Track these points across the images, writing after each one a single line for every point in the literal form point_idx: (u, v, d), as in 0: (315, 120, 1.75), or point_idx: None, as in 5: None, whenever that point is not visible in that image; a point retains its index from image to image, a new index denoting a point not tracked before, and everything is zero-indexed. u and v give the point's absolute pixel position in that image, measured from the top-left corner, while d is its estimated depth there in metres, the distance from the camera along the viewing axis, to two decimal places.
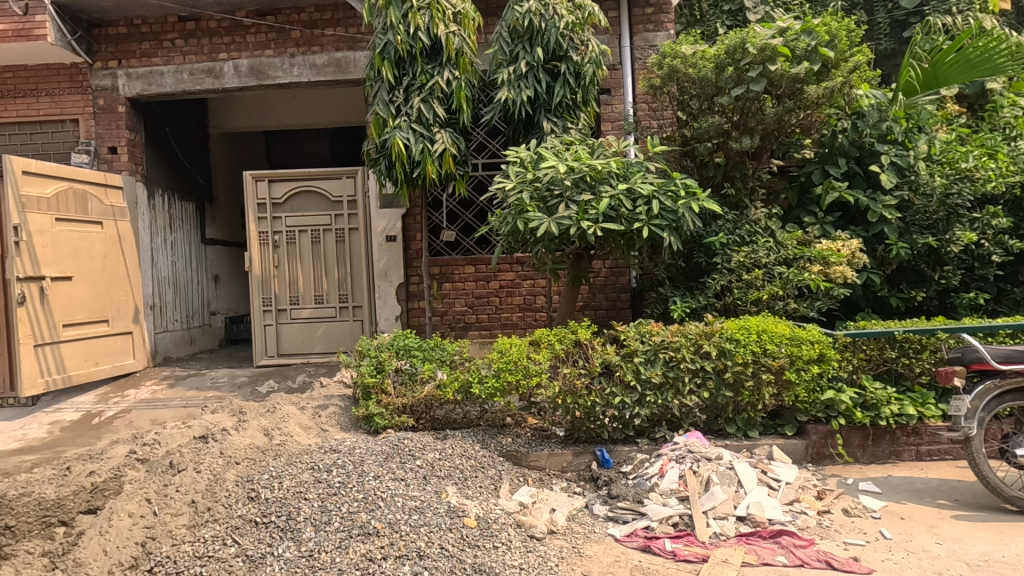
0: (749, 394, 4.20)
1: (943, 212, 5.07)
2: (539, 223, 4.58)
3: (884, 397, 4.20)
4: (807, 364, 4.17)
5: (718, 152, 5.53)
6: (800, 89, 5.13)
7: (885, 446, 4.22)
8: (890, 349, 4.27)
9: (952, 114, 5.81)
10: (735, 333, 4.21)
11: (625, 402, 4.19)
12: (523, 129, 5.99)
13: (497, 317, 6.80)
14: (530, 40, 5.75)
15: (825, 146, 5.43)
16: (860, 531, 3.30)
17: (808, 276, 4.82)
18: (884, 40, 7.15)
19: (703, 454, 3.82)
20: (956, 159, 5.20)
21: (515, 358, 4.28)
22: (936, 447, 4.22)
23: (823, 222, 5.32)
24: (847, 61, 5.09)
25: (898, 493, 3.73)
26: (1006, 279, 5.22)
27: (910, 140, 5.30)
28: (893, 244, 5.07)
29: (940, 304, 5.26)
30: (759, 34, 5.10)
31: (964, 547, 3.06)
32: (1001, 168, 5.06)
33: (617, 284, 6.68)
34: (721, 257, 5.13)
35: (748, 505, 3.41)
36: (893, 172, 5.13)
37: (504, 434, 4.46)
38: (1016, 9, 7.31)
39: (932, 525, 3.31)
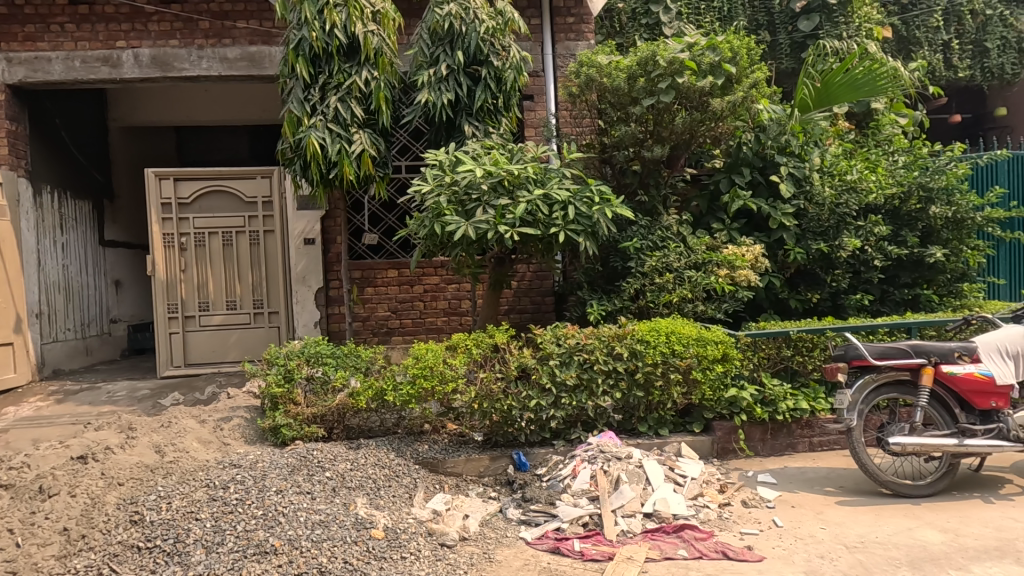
0: (658, 394, 4.36)
1: (833, 220, 5.48)
2: (456, 228, 4.60)
3: (781, 393, 4.46)
4: (712, 364, 4.37)
5: (634, 160, 5.75)
6: (706, 102, 5.39)
7: (782, 439, 4.50)
8: (785, 348, 4.56)
9: (843, 130, 6.30)
10: (645, 334, 4.35)
11: (541, 404, 4.24)
12: (445, 133, 5.96)
13: (421, 322, 6.69)
14: (451, 44, 5.71)
15: (731, 156, 5.73)
16: (755, 521, 3.48)
17: (714, 279, 5.08)
18: (784, 60, 7.70)
19: (614, 453, 3.92)
20: (844, 172, 5.64)
21: (431, 363, 4.22)
22: (827, 438, 4.54)
23: (729, 228, 5.61)
24: (748, 77, 5.40)
25: (792, 483, 3.97)
26: (889, 281, 5.67)
27: (806, 152, 5.66)
28: (791, 249, 5.43)
29: (832, 304, 5.66)
30: (669, 48, 5.32)
31: (844, 530, 3.29)
32: (880, 181, 5.53)
33: (541, 288, 6.76)
34: (635, 261, 5.33)
35: (654, 502, 3.51)
36: (791, 182, 5.48)
37: (421, 441, 4.38)
38: (897, 36, 8.04)
39: (818, 511, 3.54)
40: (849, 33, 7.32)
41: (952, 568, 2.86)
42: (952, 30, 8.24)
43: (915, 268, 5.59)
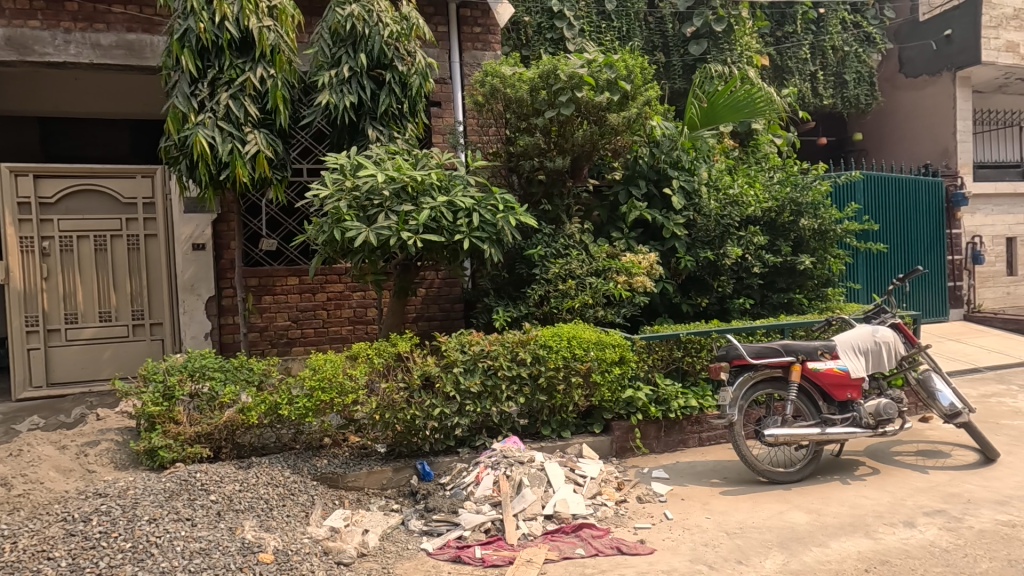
0: (561, 397, 4.47)
1: (719, 230, 5.91)
2: (357, 233, 4.50)
3: (673, 392, 4.74)
4: (611, 366, 4.56)
5: (539, 170, 5.92)
6: (604, 116, 5.63)
7: (674, 436, 4.77)
8: (676, 350, 4.86)
9: (728, 147, 6.84)
10: (547, 340, 4.46)
11: (444, 412, 4.21)
12: (349, 135, 5.81)
13: (324, 331, 6.42)
14: (354, 45, 5.56)
15: (629, 168, 6.05)
16: (647, 516, 3.65)
17: (613, 286, 5.31)
18: (677, 80, 8.29)
19: (517, 458, 3.97)
20: (726, 186, 6.09)
21: (329, 374, 4.06)
22: (713, 433, 4.88)
23: (627, 237, 5.92)
24: (642, 94, 5.70)
25: (682, 476, 4.22)
26: (768, 287, 6.21)
27: (695, 166, 6.10)
28: (682, 257, 5.83)
29: (720, 308, 6.11)
30: (569, 63, 5.53)
31: (726, 518, 3.54)
32: (758, 196, 6.03)
33: (450, 296, 6.73)
34: (540, 268, 5.50)
35: (554, 504, 3.59)
36: (681, 195, 5.91)
37: (320, 456, 4.20)
38: (773, 65, 8.98)
39: (704, 502, 3.78)
40: (733, 60, 7.98)
41: (814, 545, 3.14)
42: (818, 63, 9.24)
43: (789, 275, 6.16)
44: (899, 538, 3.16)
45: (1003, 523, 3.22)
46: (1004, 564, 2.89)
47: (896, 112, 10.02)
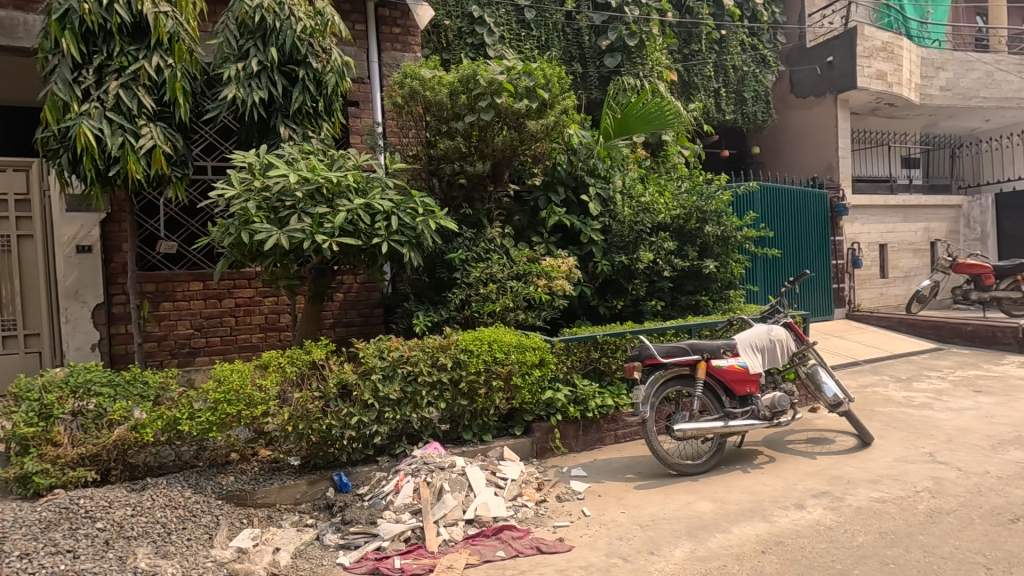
0: (482, 401, 4.48)
1: (633, 235, 6.18)
2: (266, 236, 4.27)
3: (590, 392, 4.90)
4: (531, 369, 4.64)
5: (460, 174, 5.96)
6: (523, 123, 5.71)
7: (592, 434, 4.92)
8: (593, 351, 5.03)
9: (641, 156, 7.18)
10: (469, 344, 4.46)
11: (363, 421, 4.08)
12: (258, 132, 5.53)
13: (232, 340, 6.03)
14: (263, 39, 5.29)
15: (548, 175, 6.21)
16: (566, 514, 3.74)
17: (533, 289, 5.40)
18: (593, 91, 8.61)
19: (438, 464, 3.94)
20: (639, 194, 6.38)
21: (236, 386, 3.81)
22: (628, 429, 5.08)
23: (548, 242, 6.06)
24: (559, 103, 5.83)
25: (599, 474, 4.36)
26: (678, 289, 6.57)
27: (609, 174, 6.36)
28: (598, 261, 6.06)
29: (634, 310, 6.38)
30: (488, 69, 5.56)
31: (639, 511, 3.69)
32: (667, 204, 6.37)
33: (370, 301, 6.56)
34: (460, 272, 5.51)
35: (475, 507, 3.59)
36: (598, 202, 6.15)
37: (226, 473, 3.95)
38: (682, 80, 9.59)
39: (620, 497, 3.92)
40: (645, 74, 8.41)
41: (718, 531, 3.34)
42: (721, 80, 9.93)
43: (697, 279, 6.52)
44: (791, 519, 3.42)
45: (877, 500, 3.58)
46: (877, 535, 3.14)
47: (788, 130, 10.98)
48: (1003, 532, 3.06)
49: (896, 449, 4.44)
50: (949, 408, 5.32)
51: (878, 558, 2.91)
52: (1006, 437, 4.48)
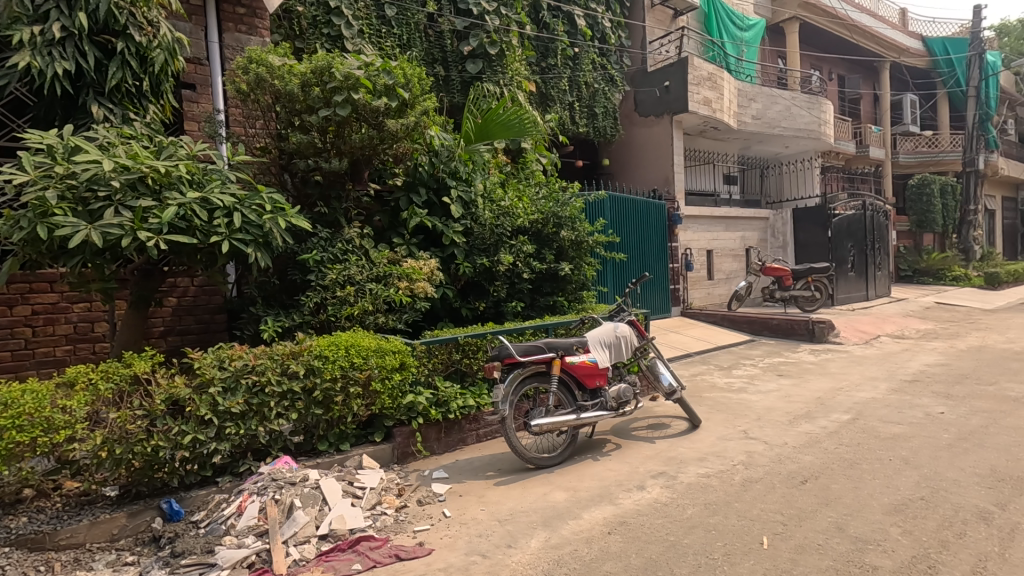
0: (339, 409, 4.27)
1: (494, 238, 6.32)
2: (72, 231, 3.64)
3: (453, 393, 4.91)
4: (391, 373, 4.52)
5: (315, 171, 5.70)
6: (382, 122, 5.52)
7: (454, 435, 4.91)
8: (454, 352, 5.07)
9: (502, 162, 7.37)
10: (323, 350, 4.24)
11: (198, 439, 3.66)
12: (63, 110, 4.74)
13: (26, 355, 5.04)
14: (69, 1, 4.54)
15: (410, 175, 6.14)
16: (427, 517, 3.69)
17: (393, 291, 5.27)
18: (456, 94, 8.69)
19: (287, 479, 3.68)
20: (499, 198, 6.53)
21: (29, 409, 3.20)
22: (489, 428, 5.16)
23: (409, 243, 5.99)
24: (420, 103, 5.72)
25: (461, 474, 4.38)
26: (537, 291, 6.85)
27: (471, 177, 6.43)
28: (461, 263, 6.13)
29: (495, 311, 6.55)
30: (345, 62, 5.30)
31: (499, 507, 3.78)
32: (526, 209, 6.57)
33: (210, 306, 5.93)
34: (315, 274, 5.24)
35: (330, 521, 3.41)
36: (459, 205, 6.21)
37: (17, 515, 3.42)
38: (540, 91, 10.08)
39: (480, 495, 3.98)
40: (505, 82, 8.64)
41: (570, 519, 3.53)
42: (575, 95, 10.58)
43: (554, 280, 6.85)
44: (634, 500, 3.73)
45: (703, 475, 4.05)
46: (703, 507, 3.56)
47: (632, 144, 12.07)
48: (796, 492, 3.63)
49: (719, 429, 5.07)
50: (759, 391, 6.21)
51: (703, 527, 3.28)
52: (799, 413, 5.35)
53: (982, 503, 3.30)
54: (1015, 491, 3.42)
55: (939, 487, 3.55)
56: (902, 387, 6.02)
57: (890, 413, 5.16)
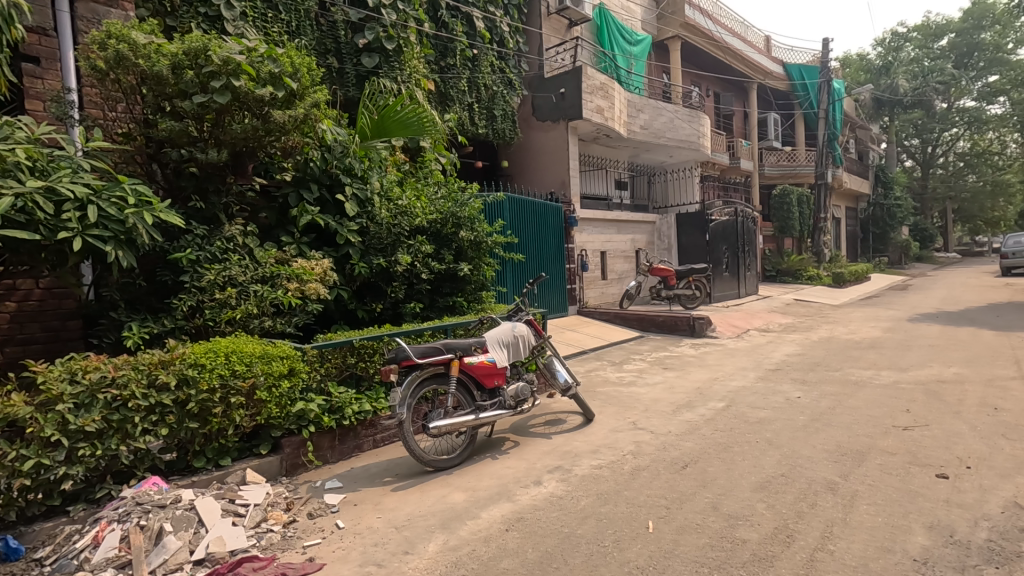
0: (218, 422, 3.93)
1: (391, 238, 6.16)
2: None
3: (347, 399, 4.71)
4: (278, 380, 4.24)
5: (190, 162, 5.23)
6: (267, 112, 5.16)
7: (349, 442, 4.71)
8: (349, 356, 4.87)
9: (400, 160, 7.20)
10: (199, 358, 3.87)
11: (43, 465, 3.20)
12: None
13: None
14: None
15: (299, 170, 5.80)
16: (318, 530, 3.49)
17: (281, 293, 4.94)
18: (351, 89, 8.39)
19: (155, 503, 3.34)
20: (396, 197, 6.33)
21: None
22: (387, 433, 5.00)
23: (299, 242, 5.67)
24: (310, 95, 5.42)
25: (356, 482, 4.22)
26: (436, 291, 6.77)
27: (367, 175, 6.20)
28: (356, 263, 5.89)
29: (393, 313, 6.41)
30: (224, 45, 4.89)
31: (396, 513, 3.68)
32: (424, 208, 6.47)
33: (60, 310, 5.23)
34: (190, 275, 4.80)
35: (207, 544, 3.11)
36: (354, 203, 5.96)
37: None
38: (438, 90, 10.01)
39: (376, 503, 3.84)
40: (403, 79, 8.44)
41: (468, 519, 3.52)
42: (474, 96, 10.63)
43: (453, 281, 6.80)
44: (531, 496, 3.81)
45: (596, 467, 4.23)
46: (595, 497, 3.71)
47: (530, 148, 12.38)
48: (677, 477, 3.90)
49: (610, 422, 5.32)
50: (646, 384, 6.63)
51: (595, 516, 3.43)
52: (681, 402, 5.78)
53: (830, 476, 3.76)
54: (855, 463, 3.94)
55: (796, 464, 3.99)
56: (767, 375, 6.71)
57: (757, 399, 5.72)
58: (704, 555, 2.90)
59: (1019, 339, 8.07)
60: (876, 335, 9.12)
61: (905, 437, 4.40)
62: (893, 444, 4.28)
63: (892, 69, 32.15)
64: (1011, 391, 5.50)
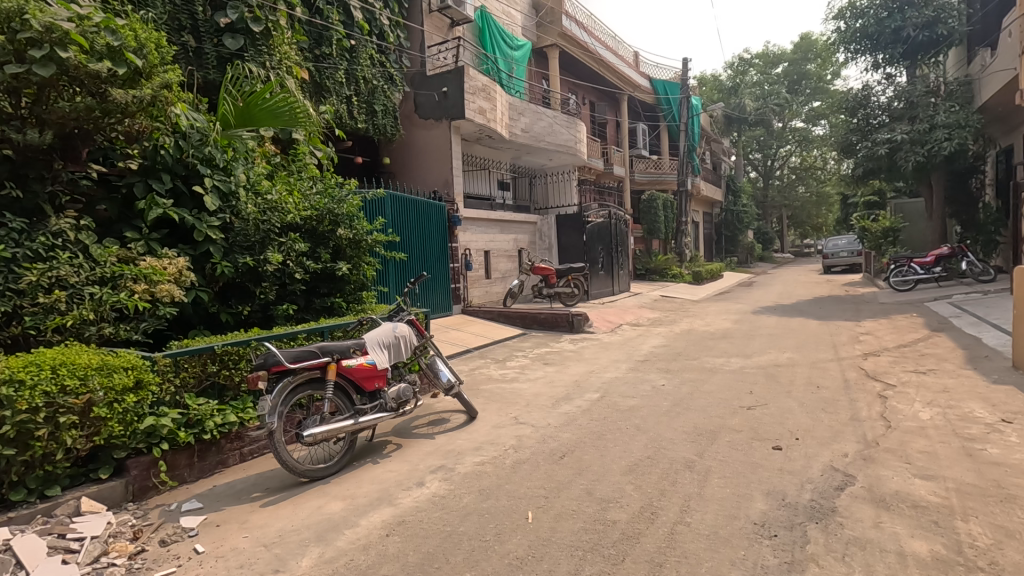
0: (43, 446, 3.38)
1: (259, 235, 5.73)
2: None
3: (207, 410, 4.28)
4: (122, 395, 3.75)
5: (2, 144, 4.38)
6: (104, 91, 4.55)
7: (211, 458, 4.30)
8: (211, 364, 4.43)
9: (270, 152, 6.68)
10: (16, 373, 3.33)
11: None
12: None
13: None
14: None
15: (146, 158, 5.17)
16: (172, 558, 3.14)
17: (126, 296, 4.39)
18: (211, 71, 7.64)
19: None
20: (264, 190, 5.94)
21: None
22: (256, 445, 4.63)
23: (148, 238, 5.08)
24: (159, 75, 4.93)
25: (219, 501, 3.85)
26: (311, 292, 6.40)
27: (230, 166, 5.70)
28: (218, 263, 5.39)
29: (263, 316, 5.99)
30: (48, 10, 4.21)
31: (265, 531, 3.42)
32: (297, 204, 6.11)
33: None
34: (3, 276, 4.08)
35: None
36: (216, 196, 5.43)
37: None
38: (313, 80, 9.48)
39: (243, 521, 3.55)
40: (271, 65, 7.84)
41: (346, 528, 3.38)
42: (352, 88, 10.22)
43: (331, 281, 6.47)
44: (412, 498, 3.75)
45: (478, 463, 4.27)
46: (478, 493, 3.75)
47: (413, 146, 12.19)
48: (555, 467, 4.08)
49: (493, 418, 5.41)
50: (528, 379, 6.83)
51: (477, 512, 3.46)
52: (560, 395, 6.03)
53: (688, 454, 4.15)
54: (708, 442, 4.39)
55: (660, 446, 4.35)
56: (637, 366, 7.24)
57: (628, 389, 6.15)
58: (579, 539, 3.05)
59: (836, 326, 9.51)
60: (727, 326, 10.24)
61: (748, 416, 4.98)
62: (740, 422, 4.83)
63: (739, 90, 36.22)
64: (829, 371, 6.46)
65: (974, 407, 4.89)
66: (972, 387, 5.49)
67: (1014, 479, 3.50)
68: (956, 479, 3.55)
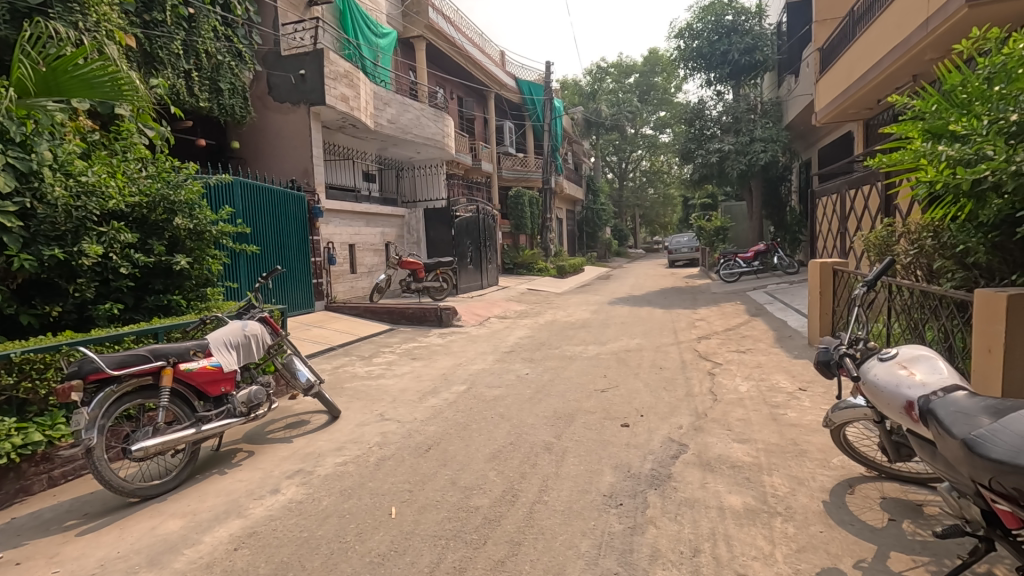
0: None
1: (70, 224, 4.95)
2: None
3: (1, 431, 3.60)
4: None
5: None
6: None
7: (8, 486, 3.64)
8: (6, 376, 3.77)
9: (85, 127, 5.76)
10: None
11: None
12: None
13: None
14: None
15: None
16: None
17: None
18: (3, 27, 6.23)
19: None
20: (78, 172, 5.14)
21: None
22: (71, 466, 4.00)
23: None
24: None
25: (20, 535, 3.28)
26: (141, 289, 5.67)
27: (31, 142, 4.81)
28: (16, 256, 4.55)
29: (78, 317, 5.20)
30: None
31: (82, 562, 2.98)
32: (121, 188, 5.36)
33: None
34: None
35: None
36: (12, 175, 4.56)
37: None
38: (141, 49, 8.34)
39: (53, 555, 3.06)
40: (85, 26, 6.73)
41: (186, 548, 3.07)
42: (192, 62, 9.20)
43: (166, 276, 5.77)
44: (265, 507, 3.50)
45: (340, 464, 4.11)
46: (339, 494, 3.62)
47: (266, 130, 11.30)
48: (420, 460, 4.07)
49: (357, 416, 5.24)
50: (394, 375, 6.71)
51: (337, 514, 3.34)
52: (427, 389, 6.02)
53: (547, 437, 4.39)
54: (566, 424, 4.68)
55: (521, 432, 4.55)
56: (502, 357, 7.46)
57: (493, 379, 6.33)
58: (442, 528, 3.09)
59: (676, 314, 10.65)
60: (585, 317, 10.96)
61: (601, 398, 5.39)
62: (593, 404, 5.21)
63: (597, 96, 38.75)
64: (669, 354, 7.21)
65: (779, 379, 5.79)
66: (778, 362, 6.48)
67: (806, 437, 4.21)
68: (763, 440, 4.19)
